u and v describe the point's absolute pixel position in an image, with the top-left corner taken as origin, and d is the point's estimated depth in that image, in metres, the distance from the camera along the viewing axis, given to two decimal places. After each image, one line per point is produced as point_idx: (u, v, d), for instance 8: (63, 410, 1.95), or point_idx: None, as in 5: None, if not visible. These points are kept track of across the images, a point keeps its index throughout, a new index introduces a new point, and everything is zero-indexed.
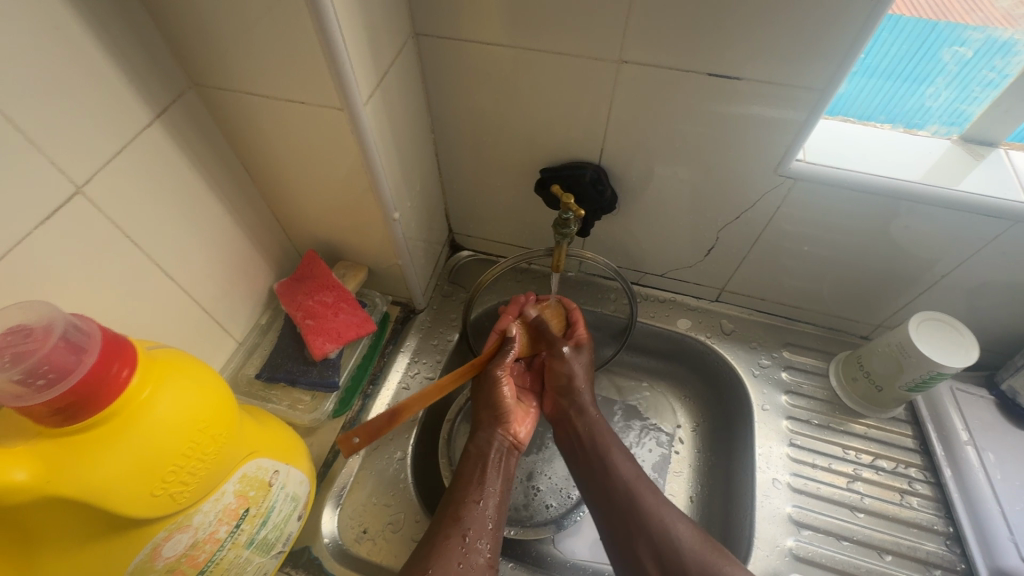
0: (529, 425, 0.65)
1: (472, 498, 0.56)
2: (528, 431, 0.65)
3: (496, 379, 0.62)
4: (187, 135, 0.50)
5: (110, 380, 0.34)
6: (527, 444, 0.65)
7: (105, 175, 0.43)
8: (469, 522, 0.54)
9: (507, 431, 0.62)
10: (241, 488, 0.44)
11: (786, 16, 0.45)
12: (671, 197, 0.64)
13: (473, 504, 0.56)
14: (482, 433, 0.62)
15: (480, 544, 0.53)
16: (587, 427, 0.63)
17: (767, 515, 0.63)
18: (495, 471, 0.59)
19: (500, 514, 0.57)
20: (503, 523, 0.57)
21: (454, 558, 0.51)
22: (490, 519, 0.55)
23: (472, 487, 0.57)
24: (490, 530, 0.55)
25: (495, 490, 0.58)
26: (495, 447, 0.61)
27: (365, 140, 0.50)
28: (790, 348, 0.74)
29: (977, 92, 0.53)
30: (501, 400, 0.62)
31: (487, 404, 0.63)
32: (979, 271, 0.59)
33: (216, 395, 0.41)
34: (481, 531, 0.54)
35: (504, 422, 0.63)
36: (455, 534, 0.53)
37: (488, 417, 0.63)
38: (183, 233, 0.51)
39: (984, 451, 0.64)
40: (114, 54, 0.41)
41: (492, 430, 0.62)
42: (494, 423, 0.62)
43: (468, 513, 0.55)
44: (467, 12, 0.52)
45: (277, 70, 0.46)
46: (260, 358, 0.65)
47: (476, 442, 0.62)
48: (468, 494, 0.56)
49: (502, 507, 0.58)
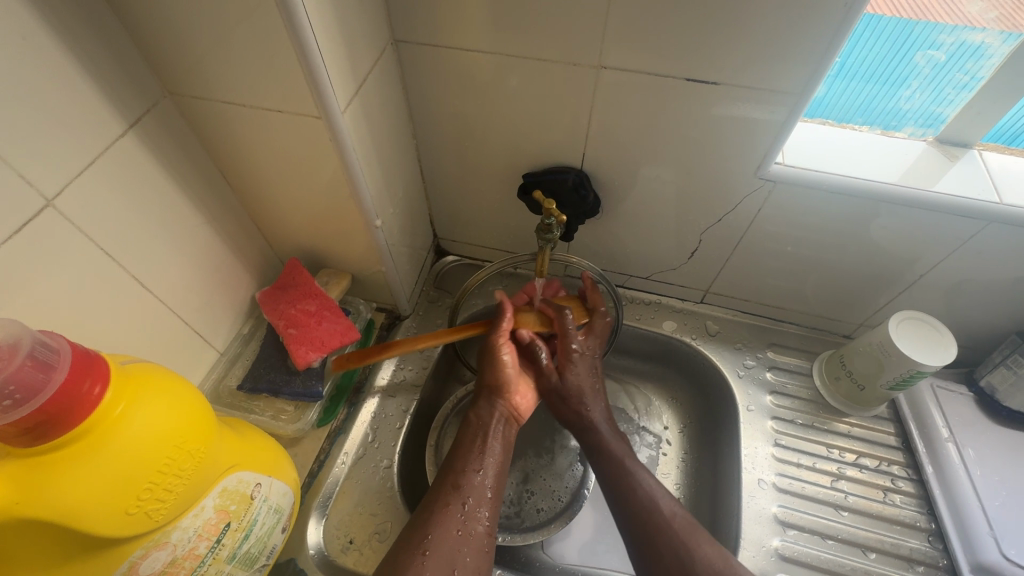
0: (530, 399, 0.65)
1: (472, 467, 0.56)
2: (527, 401, 0.65)
3: (495, 348, 0.63)
4: (162, 144, 0.49)
5: (81, 398, 0.33)
6: (526, 417, 0.65)
7: (76, 187, 0.42)
8: (469, 490, 0.54)
9: (505, 402, 0.62)
10: (221, 503, 0.44)
11: (761, 22, 0.45)
12: (654, 199, 0.64)
13: (473, 474, 0.56)
14: (483, 402, 0.62)
15: (480, 511, 0.53)
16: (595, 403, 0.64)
17: (754, 515, 0.63)
18: (493, 441, 0.59)
19: (498, 483, 0.57)
20: (502, 492, 0.57)
21: (454, 525, 0.51)
22: (488, 489, 0.55)
23: (472, 456, 0.57)
24: (489, 499, 0.54)
25: (494, 459, 0.58)
26: (496, 416, 0.61)
27: (344, 148, 0.50)
28: (774, 348, 0.75)
29: (951, 94, 0.54)
30: (503, 369, 0.63)
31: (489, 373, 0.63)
32: (956, 270, 0.60)
33: (193, 408, 0.41)
34: (479, 499, 0.54)
35: (506, 393, 0.63)
36: (455, 501, 0.53)
37: (490, 388, 0.63)
38: (159, 243, 0.51)
39: (964, 447, 0.65)
40: (84, 64, 0.41)
41: (493, 401, 0.62)
42: (495, 393, 0.62)
43: (468, 482, 0.55)
44: (446, 18, 0.52)
45: (253, 79, 0.45)
46: (242, 368, 0.64)
47: (477, 411, 0.62)
48: (468, 463, 0.56)
49: (501, 477, 0.57)
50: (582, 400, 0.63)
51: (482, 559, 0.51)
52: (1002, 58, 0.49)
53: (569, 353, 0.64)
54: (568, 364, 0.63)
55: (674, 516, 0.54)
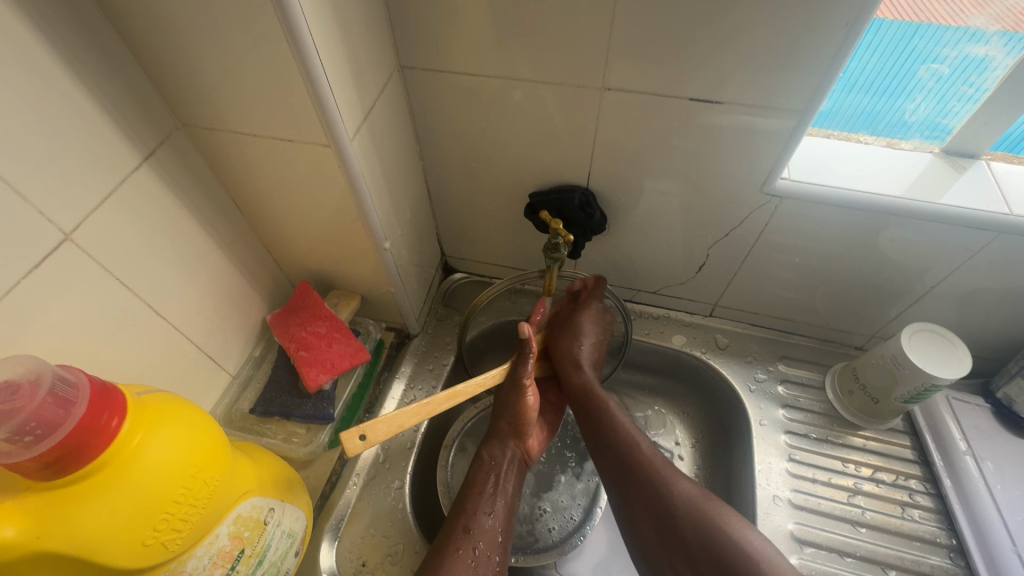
0: (542, 438, 0.67)
1: (483, 510, 0.57)
2: (538, 442, 0.66)
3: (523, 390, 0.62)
4: (176, 174, 0.50)
5: (99, 430, 0.34)
6: (535, 459, 0.66)
7: (94, 220, 0.43)
8: (480, 534, 0.55)
9: (517, 445, 0.63)
10: (236, 529, 0.44)
11: (761, 42, 0.46)
12: (661, 214, 0.64)
13: (484, 516, 0.56)
14: (496, 441, 0.63)
15: (490, 555, 0.54)
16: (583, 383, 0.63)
17: (769, 533, 0.62)
18: (504, 482, 0.60)
19: (508, 526, 0.57)
20: (511, 536, 0.57)
21: (465, 570, 0.51)
22: (499, 532, 0.56)
23: (484, 499, 0.58)
24: (499, 543, 0.55)
25: (505, 501, 0.59)
26: (508, 457, 0.62)
27: (352, 173, 0.51)
28: (786, 361, 0.75)
29: (955, 106, 0.54)
30: (524, 411, 0.62)
31: (508, 414, 0.63)
32: (968, 280, 0.60)
33: (209, 437, 0.41)
34: (490, 544, 0.54)
35: (520, 434, 0.63)
36: (466, 545, 0.53)
37: (506, 428, 0.63)
38: (173, 270, 0.52)
39: (983, 459, 0.64)
40: (100, 101, 0.42)
41: (506, 442, 0.63)
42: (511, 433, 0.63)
43: (479, 525, 0.55)
44: (451, 46, 0.53)
45: (264, 110, 0.46)
46: (254, 391, 0.64)
47: (490, 449, 0.63)
48: (479, 506, 0.57)
49: (510, 520, 0.58)
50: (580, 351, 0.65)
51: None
52: (1006, 70, 0.49)
53: (575, 320, 0.66)
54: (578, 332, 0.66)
55: (653, 454, 0.56)
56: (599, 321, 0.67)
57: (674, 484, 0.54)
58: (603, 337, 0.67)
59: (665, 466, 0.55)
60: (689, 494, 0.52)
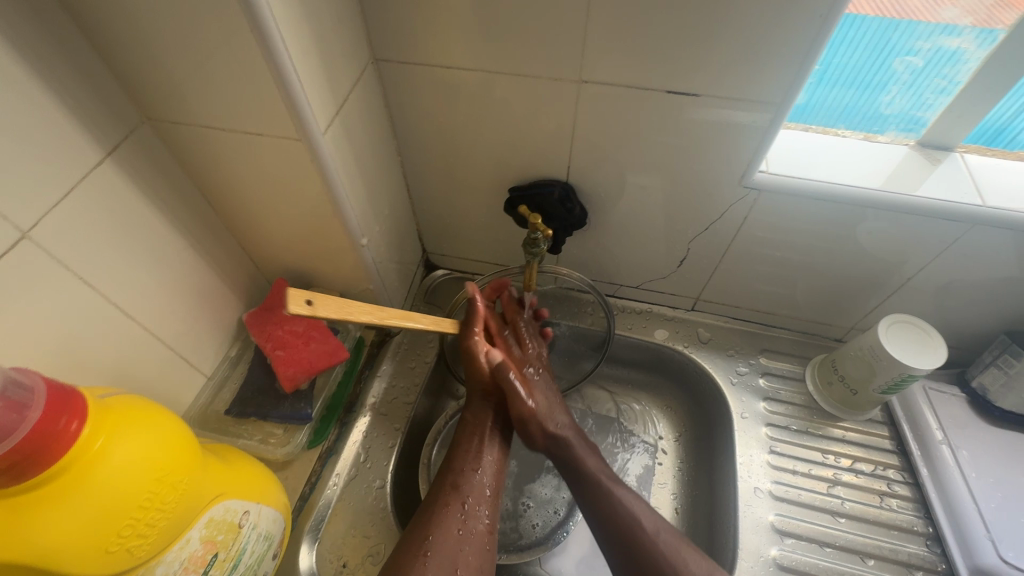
0: None
1: (470, 467, 0.60)
2: None
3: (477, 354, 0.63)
4: (142, 170, 0.49)
5: (57, 434, 0.33)
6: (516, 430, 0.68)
7: (53, 217, 0.42)
8: (468, 490, 0.58)
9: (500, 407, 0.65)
10: (208, 533, 0.43)
11: (737, 34, 0.45)
12: (641, 208, 0.64)
13: (471, 473, 0.60)
14: (477, 401, 0.65)
15: (479, 510, 0.57)
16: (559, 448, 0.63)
17: (751, 524, 0.63)
18: (491, 439, 0.63)
19: (497, 480, 0.61)
20: (501, 489, 0.61)
21: (455, 525, 0.55)
22: (487, 487, 0.60)
23: (470, 457, 0.61)
24: (488, 497, 0.59)
25: (492, 458, 0.62)
26: (493, 416, 0.64)
27: (325, 168, 0.50)
28: (767, 354, 0.75)
29: (930, 98, 0.54)
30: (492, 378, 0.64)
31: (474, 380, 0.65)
32: (943, 271, 0.60)
33: (177, 439, 0.40)
34: (479, 498, 0.58)
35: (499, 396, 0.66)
36: (455, 501, 0.57)
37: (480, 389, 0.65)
38: (140, 269, 0.50)
39: (958, 448, 0.65)
40: (58, 93, 0.40)
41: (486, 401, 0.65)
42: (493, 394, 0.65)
43: (467, 481, 0.59)
44: (425, 38, 0.52)
45: (231, 103, 0.45)
46: (230, 392, 0.63)
47: (473, 410, 0.65)
48: (466, 464, 0.60)
49: (498, 475, 0.62)
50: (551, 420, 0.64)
51: (484, 556, 0.55)
52: (978, 62, 0.50)
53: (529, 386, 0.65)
54: (550, 417, 0.64)
55: (660, 533, 0.55)
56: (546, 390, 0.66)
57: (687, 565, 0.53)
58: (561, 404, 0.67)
59: (675, 547, 0.54)
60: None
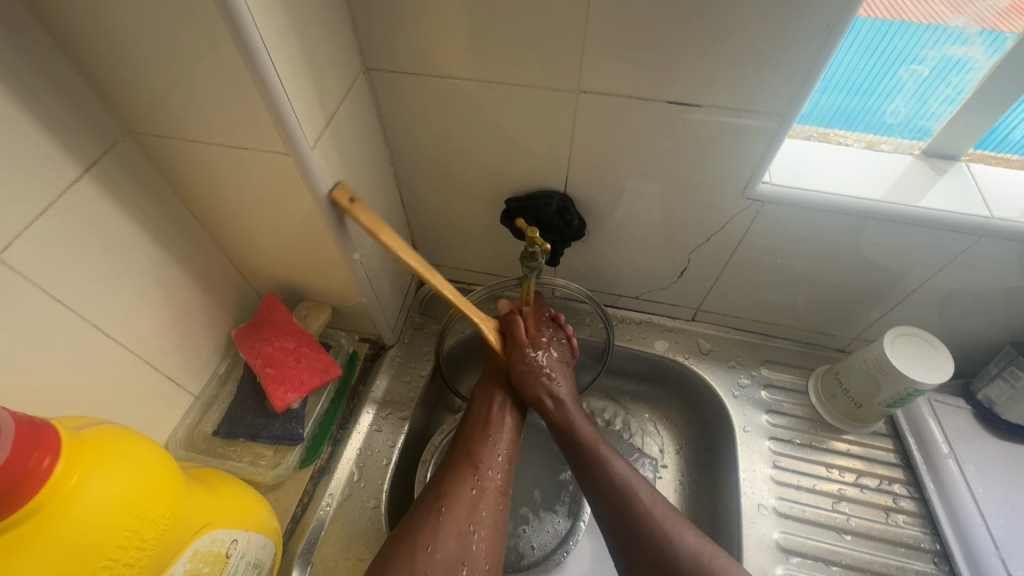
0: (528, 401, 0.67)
1: (485, 435, 0.61)
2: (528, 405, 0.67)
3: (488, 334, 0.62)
4: (123, 186, 0.47)
5: (28, 474, 0.31)
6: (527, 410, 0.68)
7: (28, 239, 0.40)
8: (483, 456, 0.59)
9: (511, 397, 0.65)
10: (193, 567, 0.41)
11: (740, 43, 0.44)
12: (641, 219, 0.62)
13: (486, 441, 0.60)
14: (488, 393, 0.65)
15: (492, 474, 0.58)
16: (564, 418, 0.62)
17: (756, 542, 0.61)
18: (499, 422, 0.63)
19: (511, 448, 0.61)
20: (515, 458, 0.61)
21: (469, 483, 0.56)
22: (501, 453, 0.60)
23: (484, 425, 0.62)
24: (501, 462, 0.59)
25: (507, 429, 0.62)
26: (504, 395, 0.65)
27: (314, 182, 0.48)
28: (769, 365, 0.74)
29: (935, 108, 0.53)
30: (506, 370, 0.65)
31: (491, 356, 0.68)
32: (948, 283, 0.59)
33: (157, 472, 0.38)
34: (492, 462, 0.59)
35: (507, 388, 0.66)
36: (471, 465, 0.58)
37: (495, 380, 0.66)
38: (121, 288, 0.48)
39: (964, 462, 0.64)
40: (31, 108, 0.38)
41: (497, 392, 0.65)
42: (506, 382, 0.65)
43: (482, 448, 0.60)
44: (417, 46, 0.50)
45: (215, 116, 0.43)
46: (218, 411, 0.61)
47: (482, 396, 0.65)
48: (480, 432, 0.61)
49: (513, 445, 0.62)
50: (553, 376, 0.63)
51: (497, 515, 0.56)
52: (985, 72, 0.49)
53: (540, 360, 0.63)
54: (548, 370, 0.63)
55: (654, 505, 0.55)
56: (560, 346, 0.66)
57: (680, 540, 0.53)
58: (567, 364, 0.66)
59: (667, 519, 0.54)
60: (695, 550, 0.52)
